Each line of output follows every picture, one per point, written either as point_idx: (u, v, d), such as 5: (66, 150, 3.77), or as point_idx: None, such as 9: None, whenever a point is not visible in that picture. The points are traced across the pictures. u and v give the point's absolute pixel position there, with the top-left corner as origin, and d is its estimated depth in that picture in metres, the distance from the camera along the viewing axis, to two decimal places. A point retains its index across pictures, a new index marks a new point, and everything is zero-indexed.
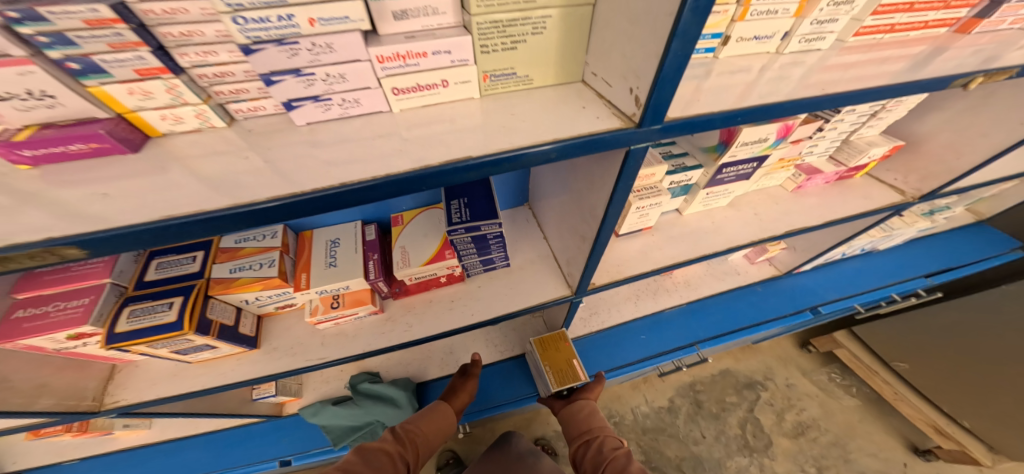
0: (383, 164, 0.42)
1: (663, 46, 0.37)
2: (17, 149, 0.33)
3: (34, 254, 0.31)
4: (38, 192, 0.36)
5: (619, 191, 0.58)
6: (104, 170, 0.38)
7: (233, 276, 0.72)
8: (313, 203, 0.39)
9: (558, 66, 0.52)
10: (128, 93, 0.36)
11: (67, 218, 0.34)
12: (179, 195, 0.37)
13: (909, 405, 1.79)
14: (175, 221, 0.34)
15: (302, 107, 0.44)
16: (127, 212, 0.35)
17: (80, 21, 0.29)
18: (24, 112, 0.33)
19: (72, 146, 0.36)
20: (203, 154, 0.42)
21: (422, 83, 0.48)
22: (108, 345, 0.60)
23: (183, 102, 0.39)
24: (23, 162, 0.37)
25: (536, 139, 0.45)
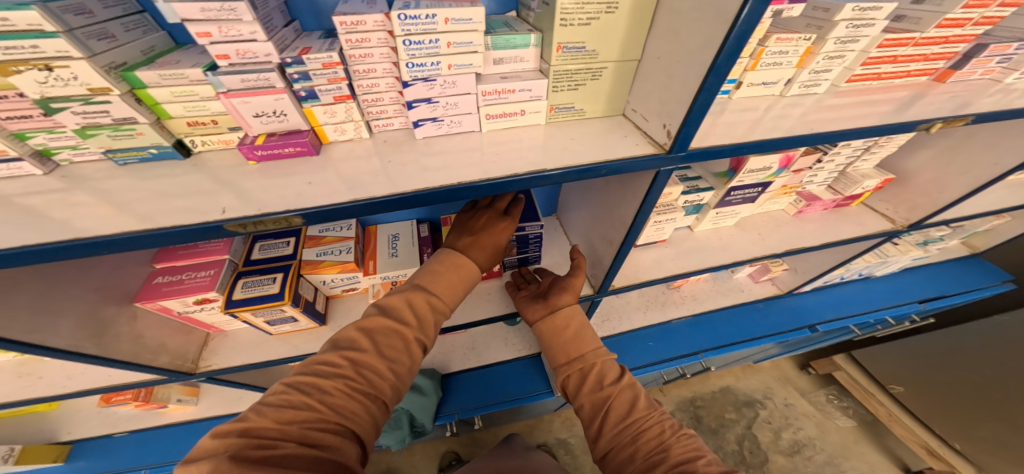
0: (484, 169, 0.58)
1: (692, 97, 0.52)
2: (256, 149, 0.52)
3: (279, 220, 0.47)
4: (255, 182, 0.51)
5: (647, 203, 0.72)
6: (297, 166, 0.54)
7: (320, 259, 0.86)
8: (437, 195, 0.53)
9: (607, 102, 0.68)
10: (324, 112, 0.53)
11: (283, 200, 0.49)
12: (350, 186, 0.52)
13: (901, 426, 1.90)
14: (353, 204, 0.49)
15: (424, 126, 0.61)
16: (320, 196, 0.50)
17: (320, 64, 0.48)
18: (264, 125, 0.52)
19: (285, 149, 0.53)
20: (353, 157, 0.57)
21: (506, 112, 0.64)
22: (225, 309, 0.72)
23: (351, 119, 0.56)
24: (253, 158, 0.53)
25: (598, 158, 0.60)
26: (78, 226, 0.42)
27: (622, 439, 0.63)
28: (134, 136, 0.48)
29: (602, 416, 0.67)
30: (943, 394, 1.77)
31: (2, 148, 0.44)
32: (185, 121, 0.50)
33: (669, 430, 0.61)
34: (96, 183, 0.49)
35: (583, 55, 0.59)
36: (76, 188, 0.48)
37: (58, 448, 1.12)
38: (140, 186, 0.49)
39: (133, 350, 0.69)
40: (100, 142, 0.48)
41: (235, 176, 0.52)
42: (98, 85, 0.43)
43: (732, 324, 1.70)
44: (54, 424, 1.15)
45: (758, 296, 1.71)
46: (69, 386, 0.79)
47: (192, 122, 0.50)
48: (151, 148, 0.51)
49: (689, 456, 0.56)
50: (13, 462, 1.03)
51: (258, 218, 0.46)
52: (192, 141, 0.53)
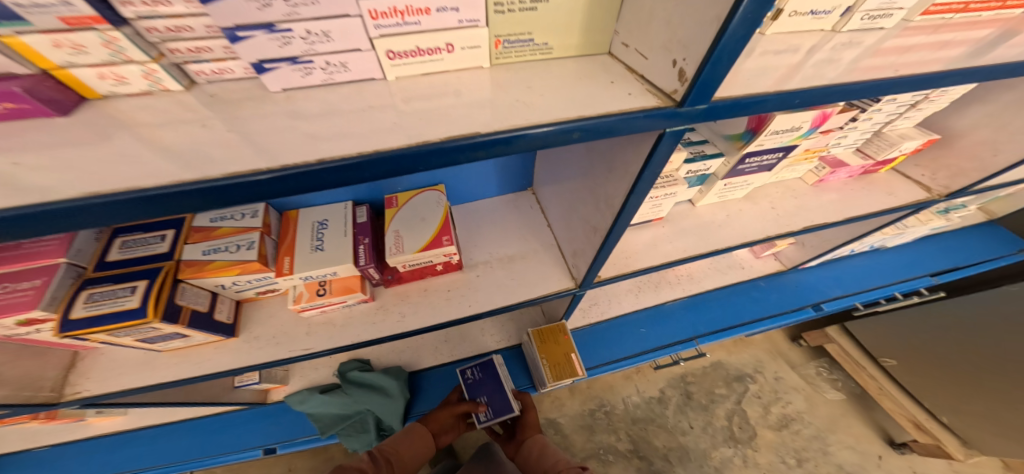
0: (373, 136, 0.36)
1: (726, 10, 0.29)
2: None
3: None
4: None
5: (643, 181, 0.50)
6: (21, 133, 0.32)
7: (207, 258, 0.66)
8: (281, 182, 0.32)
9: (583, 33, 0.45)
10: (54, 45, 0.30)
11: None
12: (124, 166, 0.31)
13: (890, 400, 1.75)
14: (98, 200, 0.28)
15: (276, 70, 0.37)
16: (42, 182, 0.28)
17: None
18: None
19: None
20: (158, 121, 0.36)
21: (422, 47, 0.40)
22: (61, 333, 0.54)
23: (126, 59, 0.33)
24: None
25: (556, 116, 0.38)
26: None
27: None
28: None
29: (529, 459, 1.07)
30: (938, 368, 1.57)
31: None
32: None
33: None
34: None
35: None
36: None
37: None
38: None
39: None
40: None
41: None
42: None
43: (730, 305, 1.55)
44: None
45: (759, 273, 1.52)
46: None
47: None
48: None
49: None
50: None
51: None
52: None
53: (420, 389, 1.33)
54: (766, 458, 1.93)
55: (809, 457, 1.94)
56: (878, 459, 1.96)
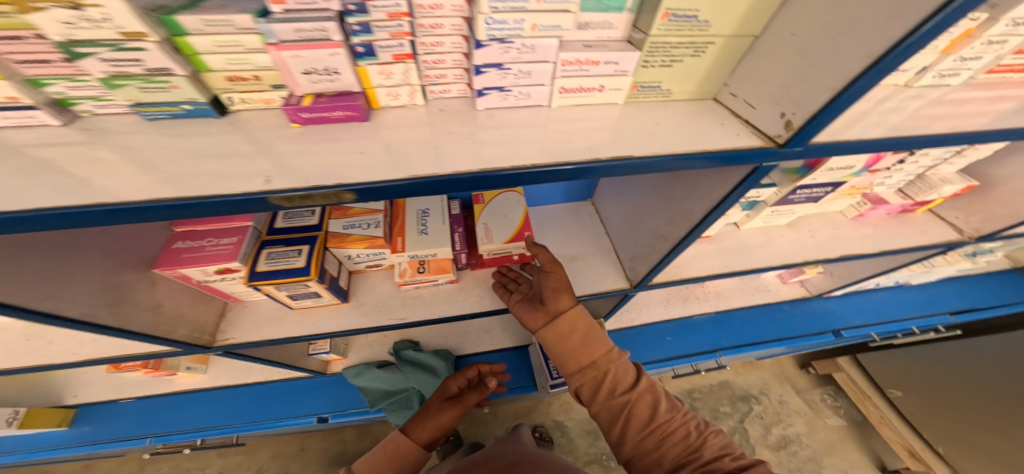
0: (562, 149, 0.50)
1: (843, 83, 0.39)
2: (300, 112, 0.46)
3: (327, 195, 0.41)
4: (298, 147, 0.46)
5: (726, 203, 0.61)
6: (345, 132, 0.49)
7: (346, 232, 0.82)
8: (496, 178, 0.46)
9: (699, 83, 0.56)
10: (379, 73, 0.47)
11: (332, 172, 0.43)
12: (414, 162, 0.46)
13: (890, 429, 1.82)
14: (418, 180, 0.43)
15: (488, 95, 0.53)
16: (374, 166, 0.44)
17: (388, 34, 0.43)
18: (313, 84, 0.45)
19: (333, 113, 0.47)
20: (406, 127, 0.51)
21: (584, 86, 0.54)
22: (249, 282, 0.69)
23: (406, 82, 0.50)
24: (297, 120, 0.47)
25: (690, 148, 0.50)
26: (79, 194, 0.37)
27: (645, 445, 0.65)
28: (167, 90, 0.40)
29: (623, 423, 0.67)
30: (943, 402, 1.72)
31: (14, 95, 0.37)
32: (226, 75, 0.41)
33: (694, 433, 0.64)
34: (118, 137, 0.44)
35: (691, 26, 0.46)
36: (95, 142, 0.43)
37: (60, 412, 1.11)
38: (170, 144, 0.44)
39: (151, 320, 0.63)
40: (127, 94, 0.40)
41: (282, 138, 0.47)
42: (133, 29, 0.33)
43: (753, 324, 1.63)
44: (59, 386, 1.15)
45: (783, 298, 1.66)
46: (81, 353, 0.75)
47: (232, 77, 0.42)
48: (184, 104, 0.42)
49: (718, 454, 0.60)
50: (17, 424, 1.03)
51: (307, 191, 0.40)
52: (230, 97, 0.45)
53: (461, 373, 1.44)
54: None
55: None
56: None
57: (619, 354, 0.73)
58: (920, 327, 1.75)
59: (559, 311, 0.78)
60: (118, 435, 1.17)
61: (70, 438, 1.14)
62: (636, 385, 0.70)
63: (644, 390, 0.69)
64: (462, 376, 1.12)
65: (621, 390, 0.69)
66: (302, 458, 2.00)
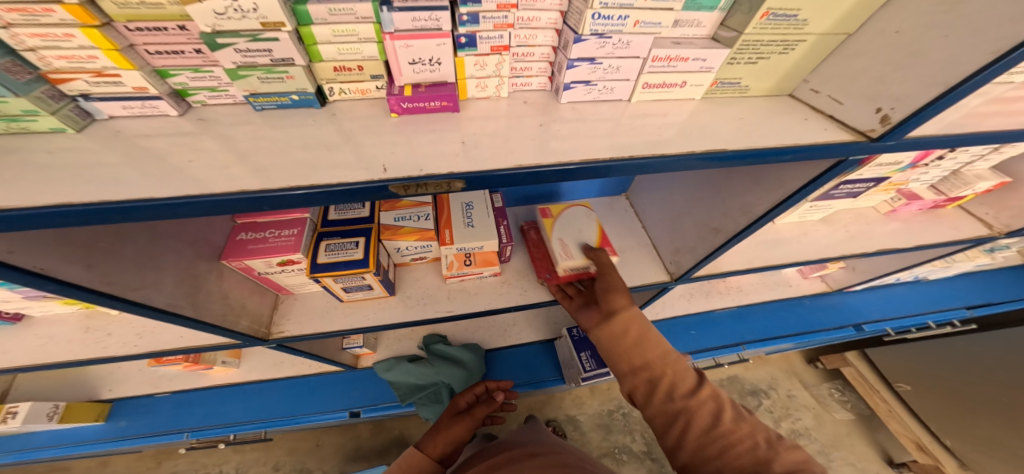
0: (648, 141, 0.51)
1: (957, 79, 0.40)
2: (403, 101, 0.47)
3: (439, 184, 0.42)
4: (398, 138, 0.46)
5: (799, 195, 0.62)
6: (440, 122, 0.49)
7: (398, 224, 0.83)
8: (587, 170, 0.47)
9: (779, 80, 0.57)
10: (475, 63, 0.48)
11: (437, 162, 0.44)
12: (513, 155, 0.46)
13: (898, 421, 1.88)
14: (525, 171, 0.44)
15: (574, 89, 0.53)
16: (476, 156, 0.45)
17: (492, 25, 0.44)
18: (414, 74, 0.46)
19: (432, 103, 0.48)
20: (493, 120, 0.52)
21: (667, 82, 0.54)
22: (311, 273, 0.69)
23: (497, 74, 0.50)
24: (397, 110, 0.48)
25: (781, 142, 0.50)
26: (206, 184, 0.37)
27: (684, 439, 0.56)
28: (283, 80, 0.43)
29: (678, 429, 0.57)
30: (950, 394, 1.74)
31: (145, 85, 0.40)
32: (334, 66, 0.44)
33: (762, 444, 0.51)
34: (223, 128, 0.45)
35: (788, 24, 0.47)
36: (202, 133, 0.43)
37: (98, 406, 1.11)
38: (275, 135, 0.45)
39: (222, 312, 0.62)
40: (246, 85, 0.42)
41: (380, 129, 0.47)
42: (275, 19, 0.36)
43: (771, 319, 1.67)
44: (94, 380, 1.14)
45: (805, 292, 1.69)
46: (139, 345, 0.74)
47: (339, 68, 0.44)
48: (293, 93, 0.45)
49: (756, 439, 0.52)
50: (57, 419, 1.02)
51: (424, 179, 0.41)
52: (332, 88, 0.47)
53: (489, 367, 1.45)
54: None
55: None
56: None
57: (672, 356, 0.64)
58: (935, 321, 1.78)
59: (612, 310, 0.73)
60: (156, 430, 1.16)
61: (105, 433, 1.14)
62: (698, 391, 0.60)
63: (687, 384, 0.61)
64: (472, 392, 1.12)
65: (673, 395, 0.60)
66: (318, 453, 1.99)
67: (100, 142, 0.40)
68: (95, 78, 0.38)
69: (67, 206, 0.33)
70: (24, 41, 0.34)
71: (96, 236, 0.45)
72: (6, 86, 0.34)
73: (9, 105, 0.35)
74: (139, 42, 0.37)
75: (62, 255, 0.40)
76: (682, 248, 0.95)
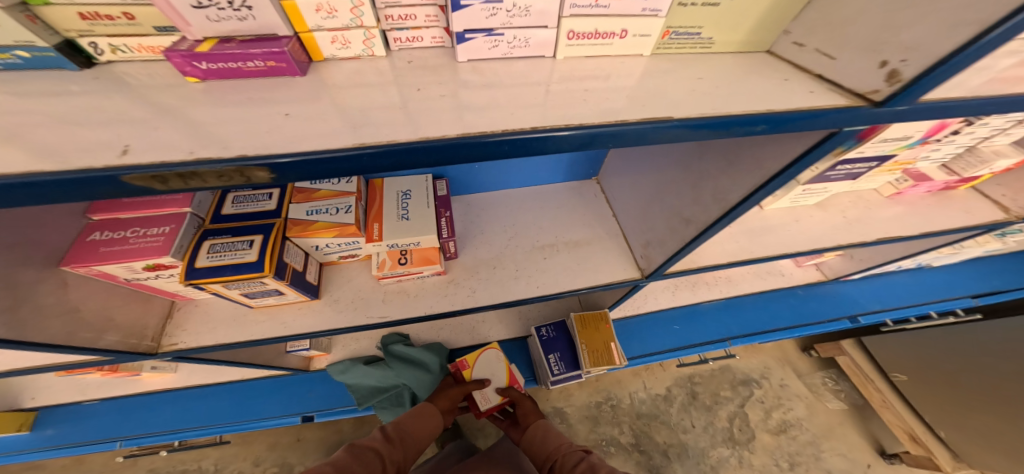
0: (564, 111, 0.37)
1: (1002, 15, 0.26)
2: (196, 61, 0.33)
3: (223, 174, 0.28)
4: (203, 110, 0.33)
5: (779, 180, 0.49)
6: (272, 89, 0.36)
7: (311, 218, 0.70)
8: (473, 149, 0.34)
9: (752, 29, 0.44)
10: (316, 9, 0.34)
11: (243, 138, 0.31)
12: (368, 128, 0.33)
13: (891, 412, 1.80)
14: (369, 149, 0.31)
15: (473, 41, 0.40)
16: (309, 133, 0.32)
17: None
18: (212, 23, 0.33)
19: (248, 63, 0.34)
20: (356, 85, 0.38)
21: (601, 30, 0.41)
22: (187, 280, 0.58)
23: (359, 24, 0.37)
24: (194, 74, 0.34)
25: (747, 108, 0.37)
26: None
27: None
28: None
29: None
30: (945, 386, 1.64)
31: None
32: (76, 11, 0.32)
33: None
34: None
35: None
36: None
37: (21, 415, 1.05)
38: (11, 104, 0.32)
39: (67, 328, 0.54)
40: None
41: (182, 98, 0.34)
42: None
43: (765, 309, 1.56)
44: (18, 387, 1.08)
45: (799, 282, 1.55)
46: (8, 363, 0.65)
47: (87, 14, 0.32)
48: (17, 48, 0.32)
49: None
50: None
51: (193, 167, 0.27)
52: (93, 44, 0.35)
53: None
54: (761, 460, 1.97)
55: (802, 461, 1.98)
56: (866, 467, 2.01)
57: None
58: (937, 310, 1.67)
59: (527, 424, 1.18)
60: (84, 440, 1.09)
61: (34, 442, 1.07)
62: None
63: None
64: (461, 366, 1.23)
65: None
66: (299, 448, 1.91)
67: None
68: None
69: None
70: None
71: None
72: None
73: None
74: None
75: None
76: (654, 242, 0.82)
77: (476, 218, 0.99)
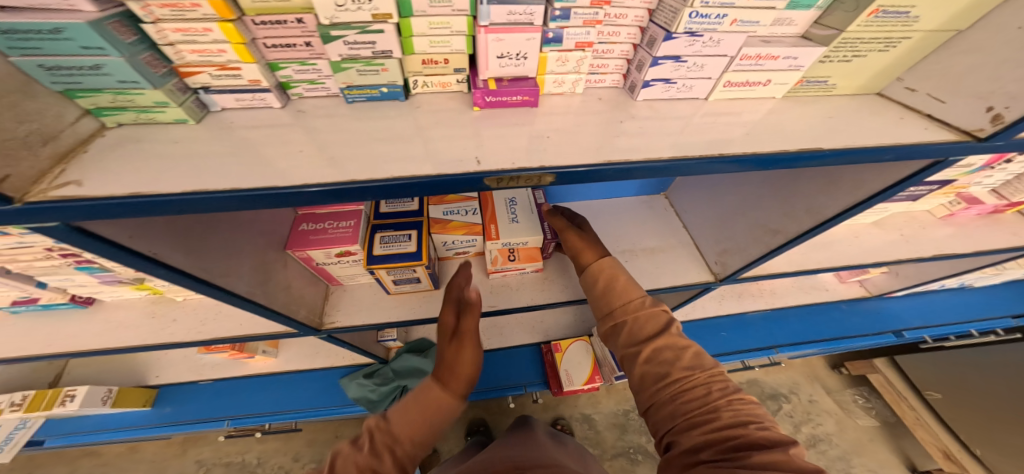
0: (723, 140, 0.50)
1: None
2: (487, 95, 0.47)
3: (529, 177, 0.42)
4: (479, 133, 0.46)
5: (877, 198, 0.60)
6: (522, 117, 0.50)
7: (447, 218, 0.83)
8: (669, 169, 0.46)
9: (870, 78, 0.55)
10: (557, 59, 0.47)
11: (523, 156, 0.44)
12: (597, 150, 0.46)
13: (926, 431, 1.79)
14: (610, 166, 0.44)
15: (652, 87, 0.52)
16: (563, 152, 0.45)
17: (580, 21, 0.43)
18: (499, 68, 0.46)
19: (514, 97, 0.48)
20: (563, 114, 0.51)
21: (750, 80, 0.52)
22: (368, 265, 0.71)
23: (577, 70, 0.50)
24: (480, 103, 0.48)
25: (874, 141, 0.48)
26: (297, 176, 0.38)
27: (660, 397, 0.57)
28: (377, 72, 0.43)
29: None
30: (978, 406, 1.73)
31: (259, 78, 0.41)
32: (422, 59, 0.44)
33: (717, 394, 0.53)
34: (314, 120, 0.46)
35: (897, 21, 0.45)
36: (295, 125, 0.44)
37: (146, 392, 1.12)
38: (354, 125, 0.46)
39: (286, 300, 0.65)
40: (346, 78, 0.43)
41: (459, 122, 0.48)
42: (384, 11, 0.37)
43: (807, 323, 1.62)
44: (141, 366, 1.16)
45: (841, 297, 1.65)
46: (178, 334, 0.72)
47: (426, 61, 0.45)
48: (384, 86, 0.46)
49: (739, 420, 0.48)
50: (110, 403, 1.02)
51: (516, 172, 0.41)
52: (416, 81, 0.48)
53: (516, 363, 1.46)
54: None
55: None
56: None
57: (653, 302, 0.66)
58: (978, 329, 1.72)
59: None
60: (194, 418, 1.16)
61: (150, 419, 1.14)
62: (664, 332, 0.62)
63: (665, 342, 0.60)
64: None
65: (638, 341, 0.63)
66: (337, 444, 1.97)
67: (213, 134, 0.42)
68: (219, 71, 0.39)
69: (190, 193, 0.34)
70: (165, 35, 0.35)
71: (190, 222, 0.46)
72: (113, 45, 0.32)
73: (144, 97, 0.37)
74: (259, 36, 0.38)
75: (168, 240, 0.42)
76: (734, 252, 0.91)
77: None
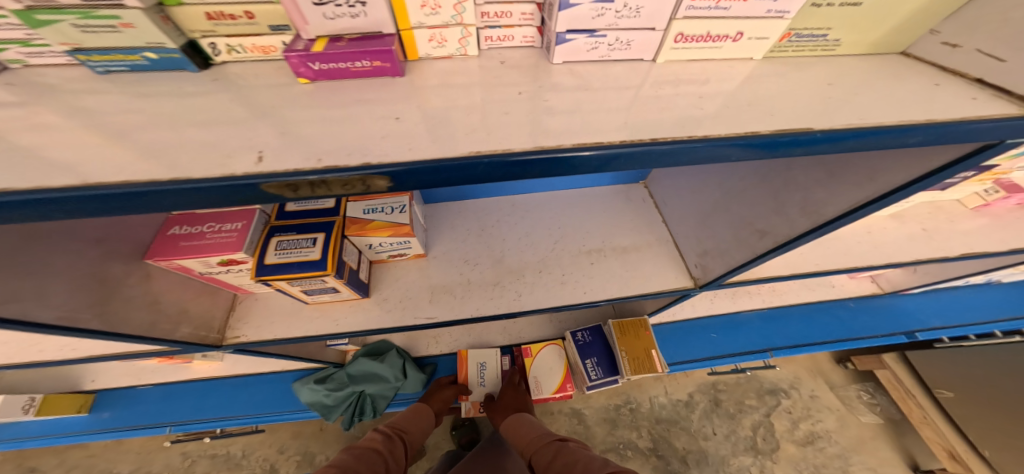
0: (671, 120, 0.34)
1: None
2: (311, 61, 0.33)
3: (349, 182, 0.28)
4: (308, 113, 0.33)
5: (903, 193, 0.45)
6: (371, 90, 0.35)
7: (367, 217, 0.69)
8: (581, 161, 0.32)
9: (889, 30, 0.40)
10: (421, 5, 0.33)
11: (361, 145, 0.30)
12: (474, 135, 0.31)
13: (933, 429, 1.64)
14: (485, 158, 0.29)
15: (571, 42, 0.38)
16: (421, 137, 0.31)
17: None
18: (327, 20, 0.32)
19: (358, 63, 0.34)
20: (441, 85, 0.37)
21: (712, 33, 0.37)
22: (256, 276, 0.58)
23: (459, 22, 0.36)
24: (307, 74, 0.34)
25: (892, 119, 0.33)
26: None
27: None
28: (118, 30, 0.31)
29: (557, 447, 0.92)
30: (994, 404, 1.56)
31: None
32: (204, 11, 0.32)
33: None
34: (69, 98, 0.33)
35: None
36: (35, 104, 0.32)
37: (78, 398, 1.08)
38: (126, 105, 0.33)
39: (147, 319, 0.55)
40: (61, 36, 0.31)
41: (286, 99, 0.34)
42: None
43: (810, 322, 1.47)
44: (78, 370, 1.11)
45: (849, 293, 1.49)
46: (45, 353, 0.63)
47: (213, 14, 0.33)
48: (145, 50, 0.33)
49: None
50: (33, 412, 1.01)
51: (323, 175, 0.27)
52: (212, 44, 0.35)
53: None
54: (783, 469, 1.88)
55: None
56: None
57: None
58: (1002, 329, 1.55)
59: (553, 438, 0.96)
60: (137, 424, 1.12)
61: (89, 424, 1.10)
62: None
63: None
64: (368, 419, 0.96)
65: None
66: (321, 437, 1.89)
67: None
68: None
69: None
70: None
71: None
72: None
73: None
74: None
75: None
76: (721, 254, 0.75)
77: (522, 219, 0.96)
